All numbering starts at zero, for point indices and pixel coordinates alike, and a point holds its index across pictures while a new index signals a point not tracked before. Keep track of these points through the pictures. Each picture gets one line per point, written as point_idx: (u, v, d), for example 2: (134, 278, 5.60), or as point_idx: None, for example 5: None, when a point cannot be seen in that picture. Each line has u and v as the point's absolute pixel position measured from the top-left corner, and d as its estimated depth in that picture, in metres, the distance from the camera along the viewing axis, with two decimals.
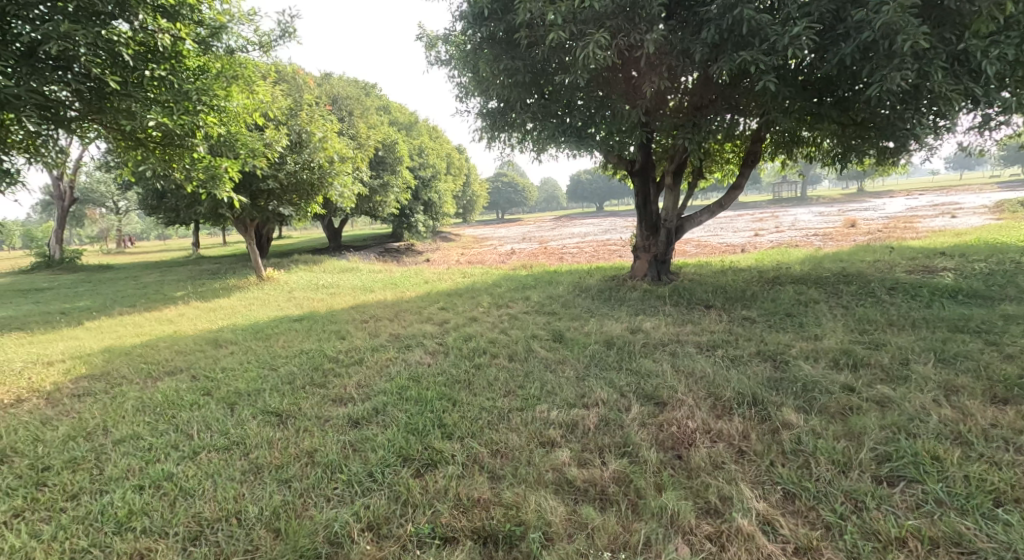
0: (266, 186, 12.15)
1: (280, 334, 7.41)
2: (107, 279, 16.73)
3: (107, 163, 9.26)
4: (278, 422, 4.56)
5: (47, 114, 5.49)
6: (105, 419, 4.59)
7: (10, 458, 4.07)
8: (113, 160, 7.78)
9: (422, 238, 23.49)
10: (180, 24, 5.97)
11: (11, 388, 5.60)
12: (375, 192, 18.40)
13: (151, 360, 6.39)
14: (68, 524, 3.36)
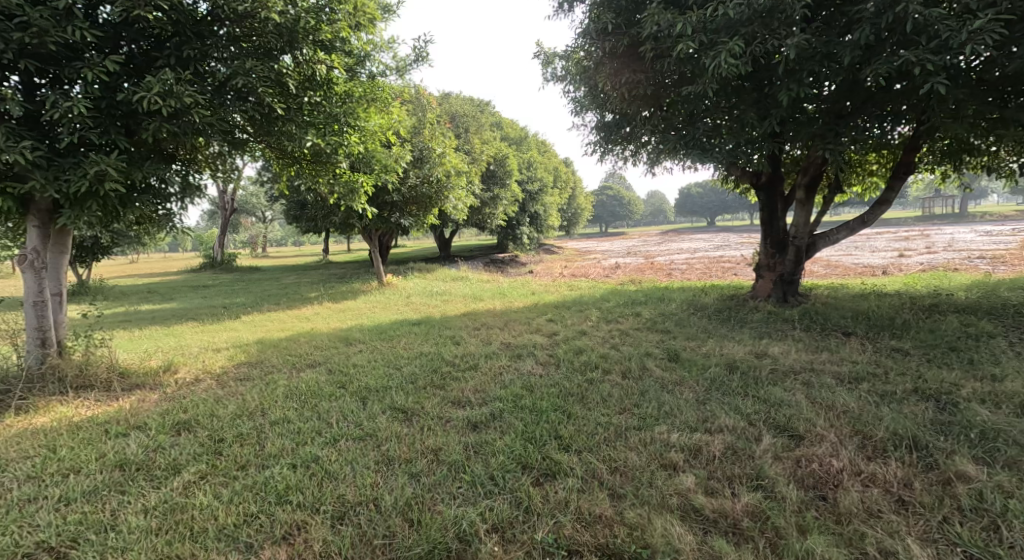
0: (391, 198, 13.01)
1: (401, 336, 7.85)
2: (257, 278, 18.79)
3: (262, 178, 10.42)
4: (405, 418, 4.83)
5: (228, 138, 6.27)
6: (262, 402, 5.14)
7: (193, 428, 4.68)
8: (266, 173, 8.71)
9: (526, 249, 23.84)
10: (335, 55, 6.59)
11: (189, 369, 6.46)
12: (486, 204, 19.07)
13: (295, 352, 7.05)
14: (240, 491, 3.75)
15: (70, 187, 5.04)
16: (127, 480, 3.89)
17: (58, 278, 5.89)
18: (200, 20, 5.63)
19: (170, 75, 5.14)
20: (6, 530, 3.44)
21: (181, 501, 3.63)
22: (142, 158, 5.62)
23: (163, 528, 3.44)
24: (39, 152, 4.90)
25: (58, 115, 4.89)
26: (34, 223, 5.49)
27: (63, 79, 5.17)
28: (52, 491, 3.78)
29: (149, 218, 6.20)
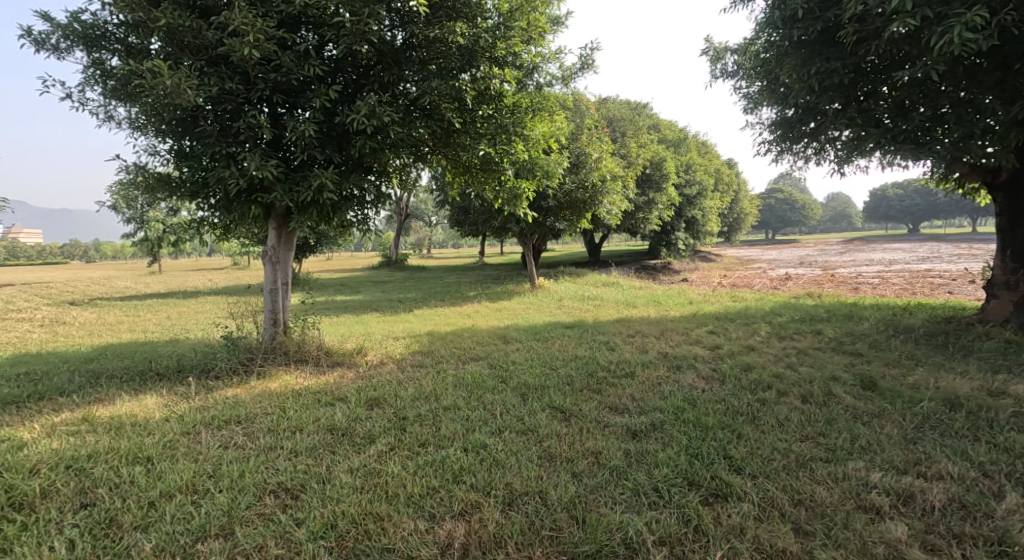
0: (546, 203, 13.21)
1: (555, 338, 7.92)
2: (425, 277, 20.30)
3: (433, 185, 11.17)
4: (563, 418, 4.83)
5: (416, 151, 6.88)
6: (435, 388, 5.48)
7: (381, 404, 5.15)
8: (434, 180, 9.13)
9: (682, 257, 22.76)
10: (506, 69, 6.72)
11: (375, 353, 7.15)
12: (640, 208, 18.62)
13: (460, 346, 7.44)
14: (423, 465, 4.02)
15: (300, 196, 5.91)
16: (337, 443, 4.38)
17: (287, 270, 6.84)
18: (397, 48, 6.20)
19: (376, 99, 5.73)
20: (256, 469, 3.98)
21: (376, 467, 3.98)
22: (348, 171, 6.38)
23: (366, 487, 3.77)
24: (281, 169, 5.79)
25: (297, 138, 5.75)
26: (274, 226, 6.62)
27: (299, 106, 6.09)
28: (285, 443, 4.36)
29: (348, 222, 7.01)
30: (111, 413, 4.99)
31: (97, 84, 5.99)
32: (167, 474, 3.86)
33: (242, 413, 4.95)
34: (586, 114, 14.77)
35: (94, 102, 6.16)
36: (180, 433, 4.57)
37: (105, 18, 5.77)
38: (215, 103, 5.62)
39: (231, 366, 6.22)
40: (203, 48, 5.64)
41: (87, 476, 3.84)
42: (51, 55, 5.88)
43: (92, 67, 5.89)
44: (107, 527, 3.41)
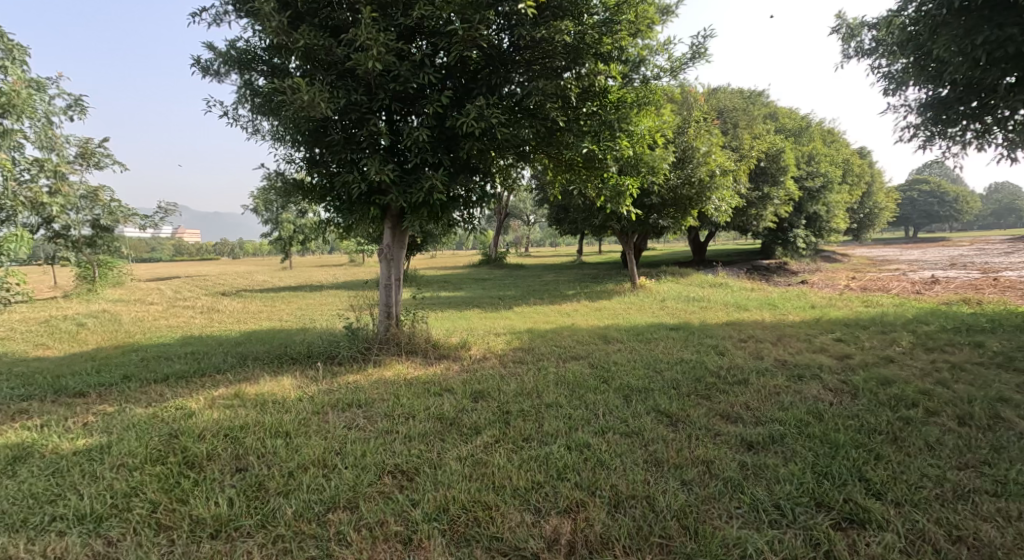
0: (650, 200, 12.90)
1: (659, 339, 7.76)
2: (524, 275, 20.58)
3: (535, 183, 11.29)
4: (670, 423, 4.75)
5: (520, 151, 6.99)
6: (538, 385, 5.59)
7: (485, 397, 5.35)
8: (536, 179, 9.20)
9: (800, 256, 21.28)
10: (611, 65, 6.65)
11: (479, 348, 7.41)
12: (753, 204, 17.63)
13: (561, 344, 7.51)
14: (527, 460, 4.13)
15: (412, 198, 6.26)
16: (446, 431, 4.62)
17: (400, 267, 7.26)
18: (504, 51, 6.35)
19: (483, 102, 5.91)
20: (375, 450, 4.30)
21: (483, 457, 4.15)
22: (456, 172, 6.65)
23: (473, 476, 3.94)
24: (396, 172, 6.17)
25: (411, 144, 6.10)
26: (388, 226, 7.09)
27: (413, 112, 6.44)
28: (400, 427, 4.67)
29: (454, 221, 7.29)
30: (255, 390, 5.60)
31: (247, 102, 6.75)
32: (302, 448, 4.28)
33: (361, 398, 5.35)
34: (694, 105, 14.15)
35: (244, 117, 6.94)
36: (312, 412, 5.03)
37: (255, 43, 6.49)
38: (341, 113, 6.10)
39: (351, 354, 6.75)
40: (333, 64, 6.15)
41: (241, 444, 4.33)
42: (213, 80, 6.70)
43: (243, 88, 6.63)
44: (257, 490, 3.81)
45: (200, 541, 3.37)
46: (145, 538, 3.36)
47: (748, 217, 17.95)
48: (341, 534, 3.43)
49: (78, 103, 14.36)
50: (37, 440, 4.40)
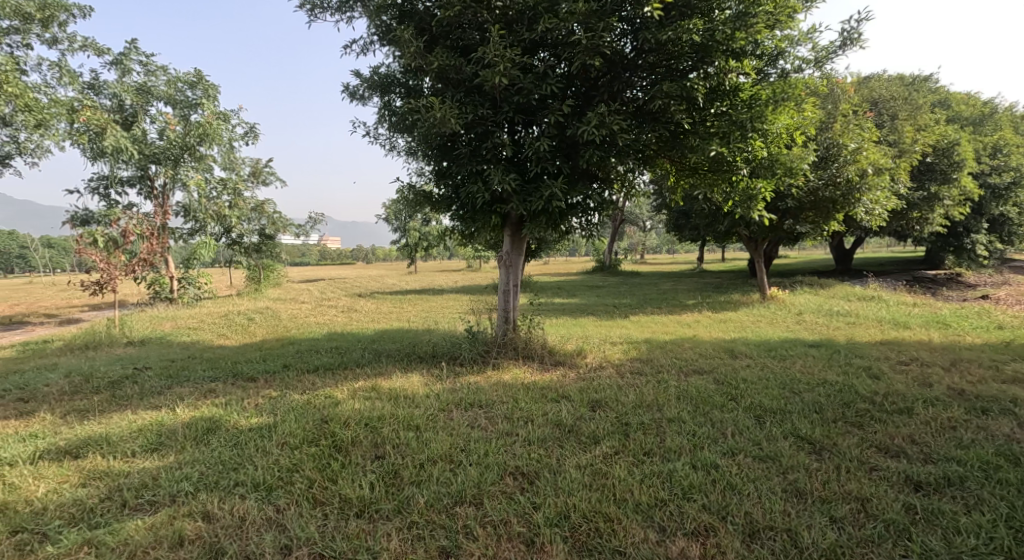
0: (786, 204, 12.08)
1: (796, 357, 7.27)
2: (641, 283, 20.17)
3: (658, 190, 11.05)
4: (812, 451, 4.47)
5: (640, 156, 6.88)
6: (658, 398, 5.50)
7: (603, 407, 5.37)
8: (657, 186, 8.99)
9: (976, 266, 18.64)
10: (745, 61, 6.34)
11: (594, 356, 7.43)
12: (915, 206, 15.77)
13: (681, 356, 7.32)
14: (649, 475, 4.11)
15: (532, 206, 6.43)
16: (564, 438, 4.72)
17: (518, 273, 7.48)
18: (627, 56, 6.32)
19: (605, 109, 5.94)
20: (497, 451, 4.49)
21: (602, 468, 4.19)
22: (575, 180, 6.72)
23: (594, 486, 3.99)
24: (517, 181, 6.37)
25: (532, 153, 6.27)
26: (508, 234, 7.34)
27: (534, 123, 6.61)
28: (520, 431, 4.84)
29: (572, 228, 7.38)
30: (389, 385, 6.08)
31: (385, 122, 7.36)
32: (432, 443, 4.58)
33: (482, 399, 5.61)
34: (841, 98, 12.99)
35: (383, 135, 7.57)
36: (438, 409, 5.35)
37: (392, 67, 7.06)
38: (468, 127, 6.43)
39: (472, 355, 7.09)
40: (462, 82, 6.50)
41: (379, 434, 4.74)
42: (359, 103, 7.39)
43: (383, 109, 7.25)
44: (393, 478, 4.15)
45: (348, 518, 3.74)
46: (305, 510, 3.78)
47: (908, 221, 16.08)
48: (468, 528, 3.64)
49: (253, 130, 16.88)
50: (222, 415, 5.14)
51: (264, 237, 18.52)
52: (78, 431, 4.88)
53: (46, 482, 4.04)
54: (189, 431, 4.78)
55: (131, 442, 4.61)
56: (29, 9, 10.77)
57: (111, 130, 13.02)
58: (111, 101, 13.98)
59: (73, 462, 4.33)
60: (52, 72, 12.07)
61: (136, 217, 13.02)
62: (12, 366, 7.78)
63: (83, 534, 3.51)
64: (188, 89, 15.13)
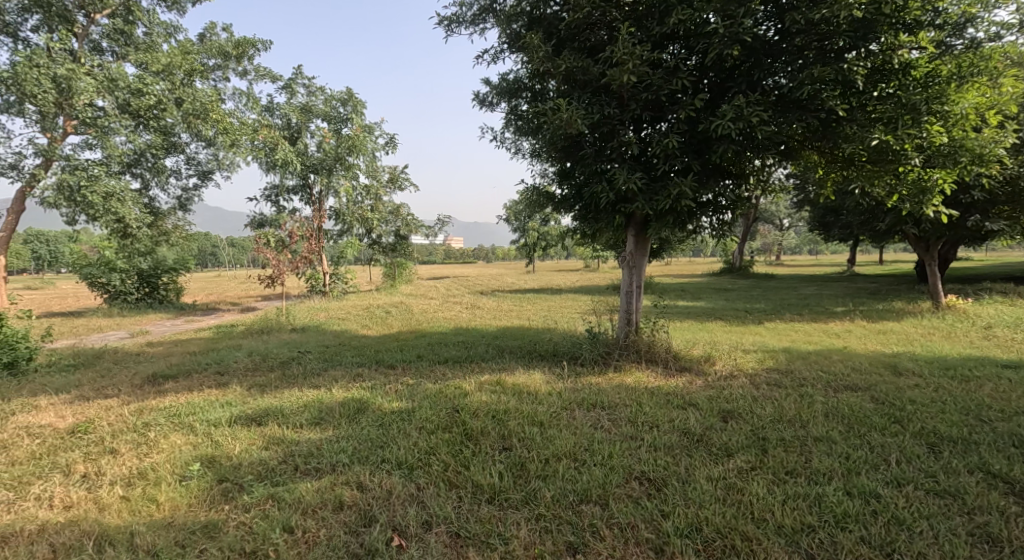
0: (972, 197, 10.49)
1: (981, 379, 6.32)
2: (777, 286, 18.75)
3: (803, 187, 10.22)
4: (1005, 490, 3.90)
5: (782, 149, 6.36)
6: (800, 413, 5.09)
7: (736, 418, 5.07)
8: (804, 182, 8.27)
9: None
10: (921, 34, 5.65)
11: (725, 363, 7.04)
12: None
13: (830, 369, 6.69)
14: (793, 497, 3.82)
15: (658, 205, 6.22)
16: (693, 447, 4.52)
17: (642, 274, 7.27)
18: (770, 40, 5.87)
19: (742, 101, 5.59)
20: (621, 453, 4.41)
21: (738, 483, 3.96)
22: (706, 177, 6.40)
23: (728, 501, 3.79)
24: (642, 180, 6.20)
25: (659, 150, 6.07)
26: (631, 234, 7.17)
27: (662, 119, 6.39)
28: (645, 435, 4.72)
29: (700, 227, 7.04)
30: (513, 380, 6.22)
31: (512, 126, 7.55)
32: (556, 439, 4.61)
33: (604, 400, 5.54)
34: None
35: (509, 139, 7.76)
36: (560, 407, 5.37)
37: (518, 74, 7.22)
38: (593, 127, 6.38)
39: (593, 356, 7.03)
40: (588, 82, 6.45)
41: (506, 426, 4.87)
42: (488, 110, 7.64)
43: (510, 114, 7.44)
44: (519, 469, 4.24)
45: (480, 503, 3.89)
46: (442, 490, 4.00)
47: None
48: (594, 527, 3.62)
49: (392, 140, 18.16)
50: (369, 397, 5.57)
51: (399, 238, 19.77)
52: (259, 403, 5.56)
53: (239, 442, 4.63)
54: (344, 410, 5.25)
55: (298, 415, 5.15)
56: (226, 48, 13.07)
57: (280, 146, 15.03)
58: (281, 120, 15.90)
59: (258, 428, 4.92)
60: (242, 99, 14.03)
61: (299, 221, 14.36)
62: (209, 344, 9.03)
63: (267, 489, 3.98)
64: (340, 106, 16.61)
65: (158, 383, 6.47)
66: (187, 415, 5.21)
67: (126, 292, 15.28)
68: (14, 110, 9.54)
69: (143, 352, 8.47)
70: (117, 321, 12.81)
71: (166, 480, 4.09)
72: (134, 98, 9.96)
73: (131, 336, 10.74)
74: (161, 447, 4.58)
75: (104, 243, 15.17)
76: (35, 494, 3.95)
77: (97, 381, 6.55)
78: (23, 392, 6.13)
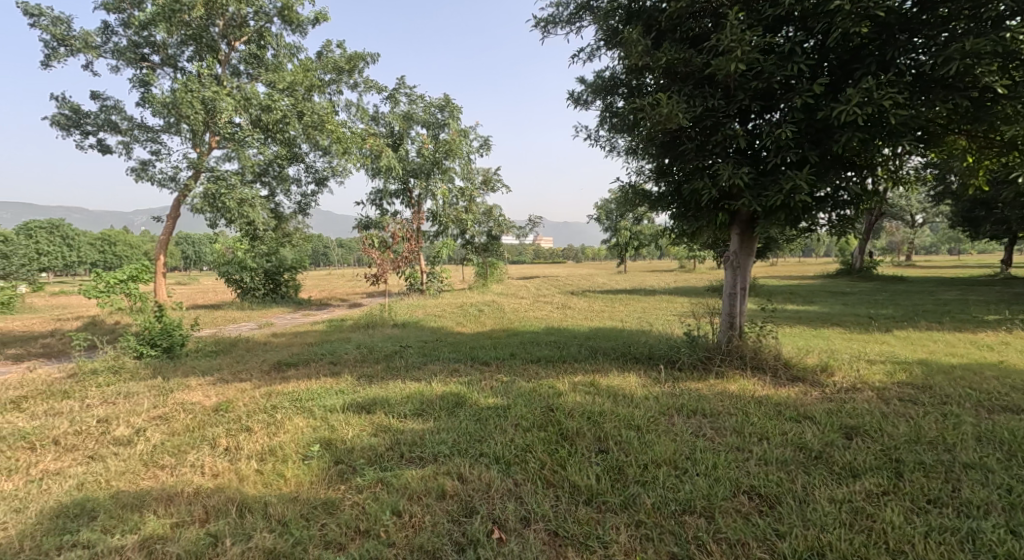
0: None
1: None
2: (906, 290, 16.96)
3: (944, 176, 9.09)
4: None
5: (921, 136, 5.67)
6: (944, 435, 4.49)
7: (861, 436, 4.56)
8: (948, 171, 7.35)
9: None
10: None
11: (846, 374, 6.40)
12: None
13: (979, 387, 5.86)
14: (938, 529, 3.37)
15: (768, 201, 5.74)
16: (811, 463, 4.12)
17: (746, 275, 6.73)
18: (908, 14, 5.23)
19: (873, 83, 5.03)
20: (727, 465, 4.09)
21: (867, 507, 3.55)
22: (825, 168, 5.83)
23: (856, 526, 3.41)
24: (751, 174, 5.75)
25: (770, 139, 5.60)
26: (736, 232, 6.67)
27: (774, 107, 5.90)
28: (753, 448, 4.35)
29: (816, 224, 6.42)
30: (607, 382, 6.03)
31: (607, 124, 7.34)
32: (654, 446, 4.36)
33: (706, 407, 5.19)
34: None
35: (604, 137, 7.53)
36: (659, 412, 5.11)
37: (613, 70, 6.98)
38: (695, 121, 6.00)
39: (692, 361, 6.65)
40: (690, 73, 6.08)
41: (601, 429, 4.69)
42: (582, 109, 7.47)
43: (605, 112, 7.22)
44: (616, 474, 4.05)
45: (577, 504, 3.75)
46: (537, 489, 3.90)
47: None
48: (699, 540, 3.38)
49: (486, 142, 18.44)
50: (467, 392, 5.62)
51: (491, 238, 20.06)
52: (368, 392, 5.78)
53: (352, 428, 4.82)
54: (444, 403, 5.32)
55: (401, 406, 5.29)
56: (340, 63, 13.80)
57: (383, 153, 15.71)
58: (385, 127, 16.62)
59: (368, 415, 5.11)
60: (353, 111, 14.78)
61: (400, 223, 15.09)
62: (324, 336, 9.60)
63: (378, 474, 4.09)
64: (438, 112, 17.06)
65: (282, 370, 6.95)
66: (307, 400, 5.52)
67: (255, 289, 16.68)
68: (173, 130, 10.58)
69: (269, 342, 9.14)
70: (247, 313, 14.01)
71: (291, 458, 4.31)
72: (265, 114, 10.87)
73: (259, 327, 11.68)
74: (287, 428, 4.85)
75: (237, 243, 16.62)
76: (190, 461, 4.28)
77: (234, 366, 7.14)
78: (178, 373, 6.80)
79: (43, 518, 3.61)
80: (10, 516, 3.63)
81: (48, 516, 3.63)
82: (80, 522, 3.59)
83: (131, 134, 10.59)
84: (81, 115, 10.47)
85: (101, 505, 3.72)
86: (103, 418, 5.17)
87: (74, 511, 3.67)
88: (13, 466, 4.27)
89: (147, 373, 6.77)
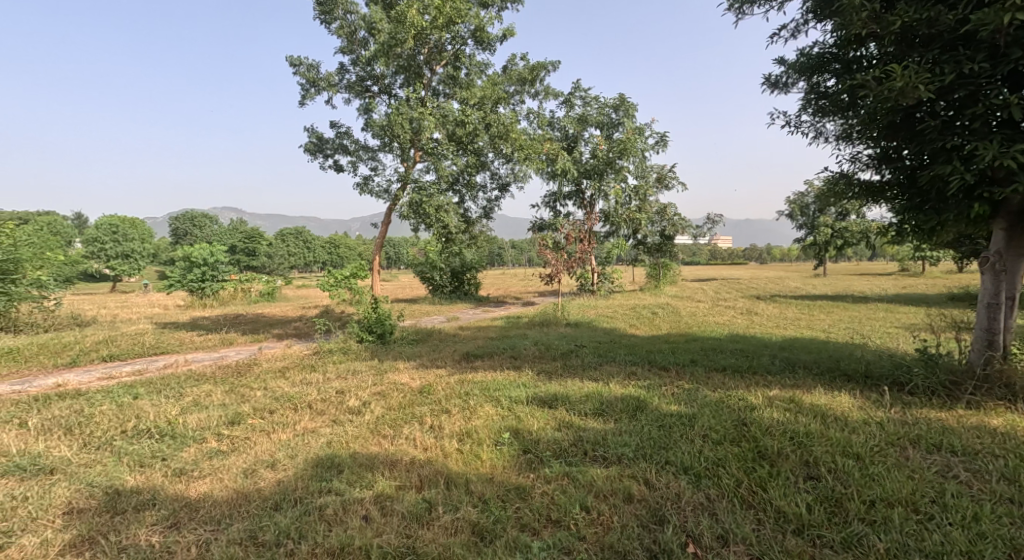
0: None
1: None
2: None
3: None
4: None
5: None
6: None
7: None
8: None
9: None
10: None
11: None
12: None
13: None
14: None
15: None
16: None
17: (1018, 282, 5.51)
18: None
19: None
20: (994, 518, 3.36)
21: None
22: None
23: None
24: None
25: None
26: (1002, 229, 5.44)
27: None
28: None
29: None
30: (810, 399, 5.35)
31: (812, 107, 6.54)
32: (881, 480, 3.74)
33: (955, 442, 4.30)
34: None
35: (807, 123, 6.74)
36: (885, 442, 4.37)
37: (821, 45, 6.17)
38: (941, 93, 5.03)
39: (927, 385, 5.60)
40: (935, 36, 5.10)
41: (808, 451, 4.15)
42: (781, 93, 6.75)
43: (810, 93, 6.46)
44: (834, 506, 3.55)
45: (785, 532, 3.36)
46: (738, 508, 3.57)
47: None
48: None
49: (662, 139, 17.72)
50: (646, 396, 5.40)
51: (665, 238, 19.27)
52: (547, 387, 5.85)
53: (536, 420, 4.90)
54: (624, 405, 5.17)
55: (583, 404, 5.26)
56: (524, 75, 14.21)
57: (559, 156, 15.93)
58: (559, 131, 16.87)
59: (549, 410, 5.16)
60: (532, 119, 15.13)
61: (572, 224, 15.12)
62: (503, 332, 10.02)
63: (563, 467, 4.08)
64: (612, 112, 16.86)
65: (471, 360, 7.39)
66: (493, 390, 5.76)
67: (443, 286, 18.13)
68: (388, 148, 11.79)
69: (459, 334, 9.80)
70: (438, 308, 15.20)
71: (484, 442, 4.51)
72: (460, 129, 11.63)
73: (446, 321, 12.59)
74: (478, 413, 5.11)
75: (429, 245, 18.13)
76: (405, 434, 4.71)
77: (431, 354, 7.76)
78: (389, 356, 7.60)
79: (307, 465, 4.23)
80: (287, 460, 4.31)
81: (310, 464, 4.24)
82: (332, 473, 4.13)
83: (357, 153, 12.07)
84: (324, 142, 12.20)
85: (345, 461, 4.25)
86: (340, 389, 5.94)
87: (327, 463, 4.24)
88: (286, 421, 5.09)
89: (367, 354, 7.68)
